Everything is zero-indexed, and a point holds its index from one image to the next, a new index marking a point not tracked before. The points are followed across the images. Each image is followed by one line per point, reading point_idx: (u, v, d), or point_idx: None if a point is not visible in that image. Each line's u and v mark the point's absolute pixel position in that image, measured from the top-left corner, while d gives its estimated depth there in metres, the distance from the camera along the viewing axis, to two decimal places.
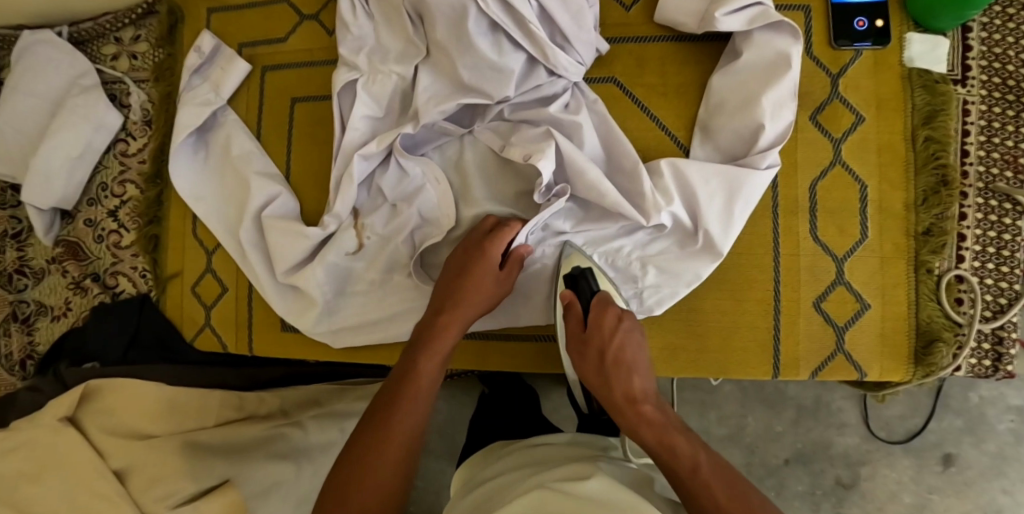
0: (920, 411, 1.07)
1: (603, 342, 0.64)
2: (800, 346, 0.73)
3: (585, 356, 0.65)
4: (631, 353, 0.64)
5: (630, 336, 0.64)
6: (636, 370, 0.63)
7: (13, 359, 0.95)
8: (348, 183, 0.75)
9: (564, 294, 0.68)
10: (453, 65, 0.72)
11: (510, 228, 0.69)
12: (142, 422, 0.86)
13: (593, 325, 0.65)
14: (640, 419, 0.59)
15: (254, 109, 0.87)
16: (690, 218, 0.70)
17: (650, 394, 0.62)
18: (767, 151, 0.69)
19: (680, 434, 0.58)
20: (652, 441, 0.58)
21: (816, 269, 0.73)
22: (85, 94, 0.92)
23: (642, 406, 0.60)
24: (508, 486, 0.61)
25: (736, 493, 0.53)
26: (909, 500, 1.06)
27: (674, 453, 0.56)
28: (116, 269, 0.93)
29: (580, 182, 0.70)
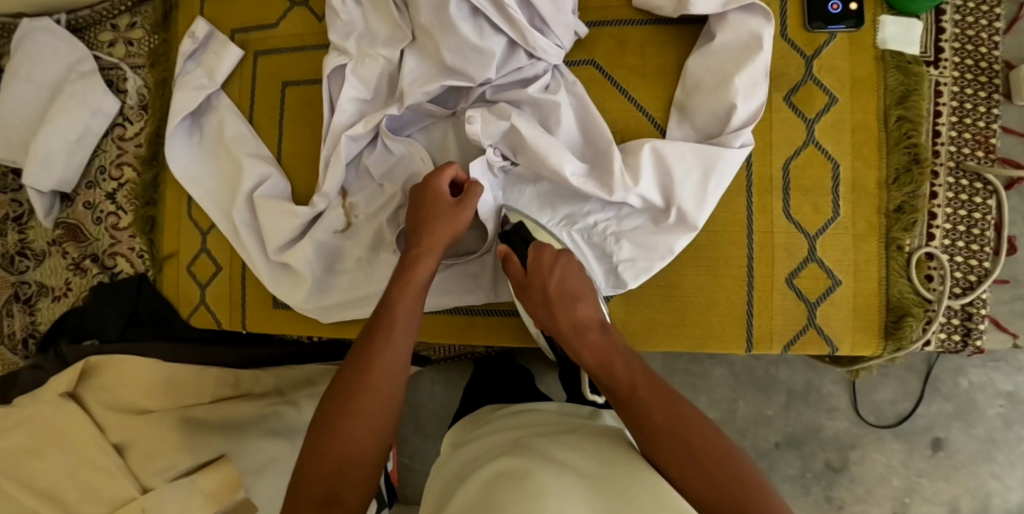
0: (910, 395, 1.08)
1: (543, 279, 0.69)
2: (773, 321, 0.75)
3: (530, 293, 0.70)
4: (572, 282, 0.69)
5: (568, 269, 0.70)
6: (579, 298, 0.68)
7: (15, 338, 0.98)
8: (335, 162, 0.78)
9: (499, 250, 0.72)
10: (437, 49, 0.74)
11: (447, 168, 0.70)
12: (139, 398, 0.90)
13: (534, 262, 0.70)
14: (584, 346, 0.65)
15: (247, 94, 0.90)
16: (661, 197, 0.73)
17: (597, 323, 0.67)
18: (740, 130, 0.71)
19: (619, 355, 0.63)
20: (592, 364, 0.64)
21: (789, 246, 0.75)
22: (82, 80, 0.95)
23: (587, 334, 0.65)
24: (494, 451, 0.65)
25: (664, 403, 0.58)
26: (898, 484, 1.08)
27: (611, 374, 0.62)
28: (114, 249, 0.95)
29: (543, 168, 0.72)
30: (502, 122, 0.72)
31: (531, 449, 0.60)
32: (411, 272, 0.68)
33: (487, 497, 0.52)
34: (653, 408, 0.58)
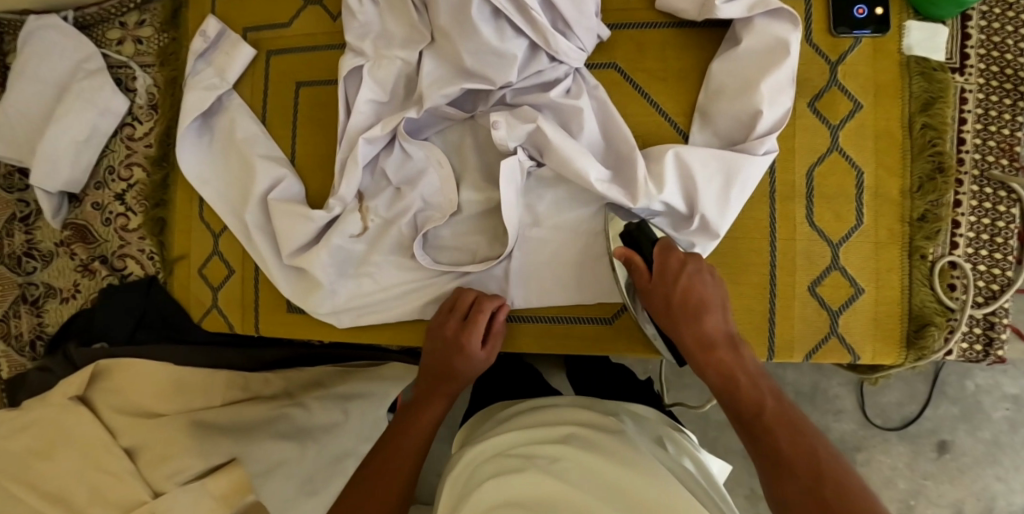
0: (916, 398, 1.08)
1: (667, 287, 0.67)
2: (794, 329, 0.74)
3: (650, 300, 0.68)
4: (700, 293, 0.66)
5: (697, 279, 0.67)
6: (707, 310, 0.66)
7: (22, 339, 0.96)
8: (352, 166, 0.77)
9: (619, 251, 0.70)
10: (455, 51, 0.73)
11: (484, 313, 0.73)
12: (150, 402, 0.89)
13: (659, 268, 0.68)
14: (709, 363, 0.64)
15: (259, 93, 0.88)
16: (685, 204, 0.72)
17: (725, 338, 0.65)
18: (764, 137, 0.70)
19: (747, 374, 0.63)
20: (717, 382, 0.63)
21: (811, 254, 0.74)
22: (90, 78, 0.93)
23: (715, 351, 0.64)
24: (518, 450, 0.65)
25: (797, 435, 0.57)
26: (903, 486, 1.08)
27: (739, 398, 0.61)
28: (124, 251, 0.94)
29: (568, 171, 0.71)
30: (527, 125, 0.71)
31: (559, 470, 0.60)
32: (429, 402, 0.74)
33: None
34: (782, 437, 0.57)
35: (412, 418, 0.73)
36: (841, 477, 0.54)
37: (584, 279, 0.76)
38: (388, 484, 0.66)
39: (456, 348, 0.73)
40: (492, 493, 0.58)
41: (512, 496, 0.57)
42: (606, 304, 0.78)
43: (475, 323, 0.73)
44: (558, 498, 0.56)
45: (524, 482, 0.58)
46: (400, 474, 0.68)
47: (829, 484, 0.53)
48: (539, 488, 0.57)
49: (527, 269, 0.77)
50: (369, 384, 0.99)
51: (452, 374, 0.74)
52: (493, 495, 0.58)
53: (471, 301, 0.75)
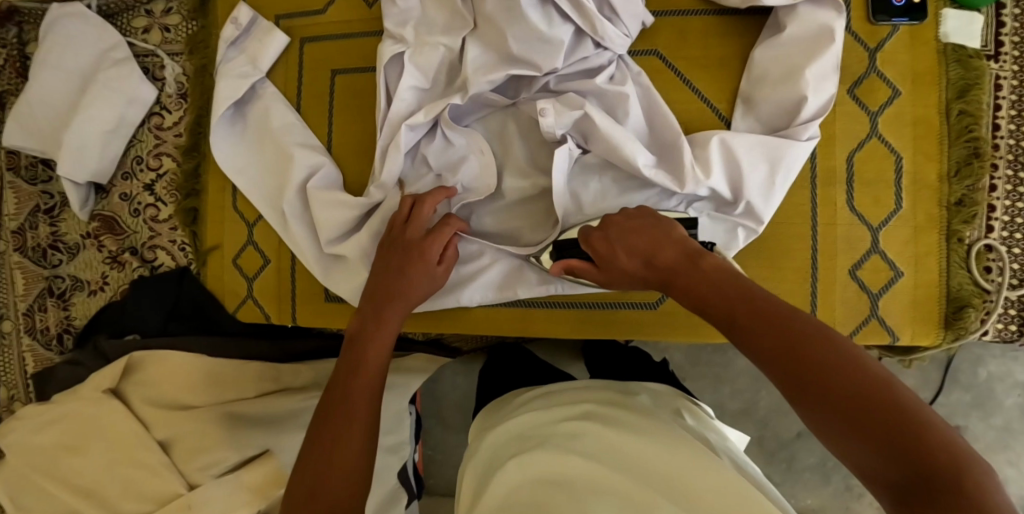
0: (930, 386, 1.12)
1: (616, 258, 0.64)
2: (835, 312, 0.76)
3: (616, 280, 0.65)
4: (646, 239, 0.63)
5: (638, 227, 0.64)
6: (657, 250, 0.61)
7: (49, 333, 0.96)
8: (394, 152, 0.77)
9: (556, 266, 0.68)
10: (502, 37, 0.73)
11: (449, 225, 0.73)
12: (184, 394, 0.88)
13: (595, 257, 0.65)
14: (677, 292, 0.58)
15: (293, 82, 0.87)
16: (729, 189, 0.73)
17: (681, 259, 0.60)
18: (808, 123, 0.71)
19: (710, 282, 0.56)
20: (690, 304, 0.57)
21: (852, 238, 0.75)
22: (117, 67, 0.92)
23: (677, 282, 0.58)
24: (539, 432, 0.66)
25: (772, 324, 0.50)
26: None
27: (710, 310, 0.55)
28: (154, 242, 0.92)
29: (616, 157, 0.72)
30: (575, 112, 0.71)
31: (578, 448, 0.61)
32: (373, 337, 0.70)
33: (535, 497, 0.55)
34: (758, 336, 0.50)
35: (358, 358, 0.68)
36: (835, 354, 0.46)
37: None
38: (346, 426, 0.63)
39: (411, 256, 0.72)
40: (510, 475, 0.60)
41: (530, 475, 0.59)
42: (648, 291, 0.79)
43: (420, 214, 0.73)
44: (584, 475, 0.57)
45: (543, 460, 0.60)
46: (355, 428, 0.63)
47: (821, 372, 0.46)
48: (561, 465, 0.58)
49: None
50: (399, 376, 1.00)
51: (399, 295, 0.72)
52: (513, 476, 0.60)
53: (408, 204, 0.74)
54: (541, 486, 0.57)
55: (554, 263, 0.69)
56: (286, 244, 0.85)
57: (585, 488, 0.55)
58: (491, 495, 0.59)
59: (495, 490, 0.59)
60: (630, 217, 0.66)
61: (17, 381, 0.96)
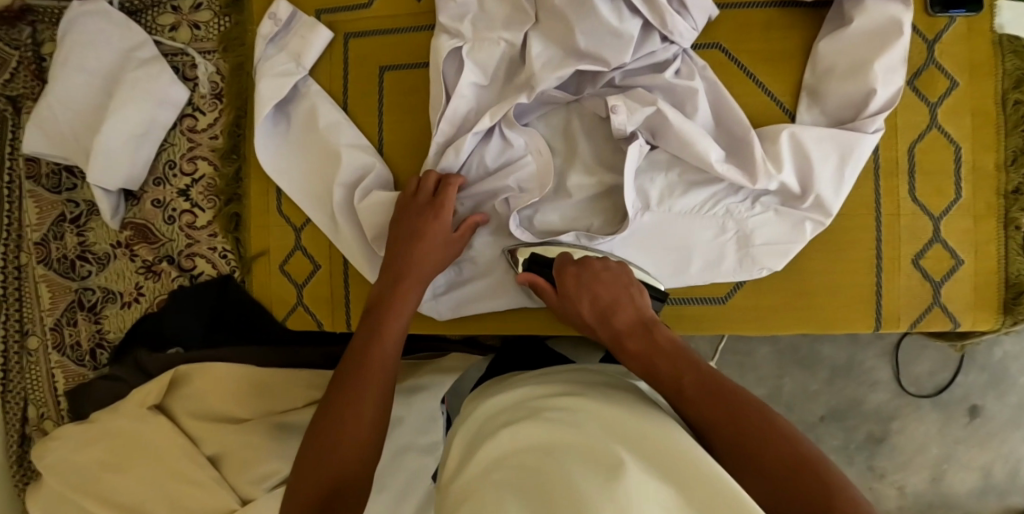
0: (949, 366, 1.19)
1: (575, 304, 0.68)
2: (901, 301, 0.77)
3: (571, 318, 0.70)
4: (603, 295, 0.67)
5: (598, 281, 0.68)
6: (615, 309, 0.65)
7: (81, 348, 0.92)
8: (452, 153, 0.75)
9: (523, 277, 0.72)
10: (569, 32, 0.71)
11: (454, 186, 0.73)
12: (231, 407, 0.84)
13: (562, 289, 0.70)
14: (626, 356, 0.61)
15: (339, 79, 0.83)
16: (799, 183, 0.73)
17: (635, 325, 0.63)
18: (876, 116, 0.71)
19: (659, 349, 0.60)
20: (637, 369, 0.61)
21: (914, 228, 0.76)
22: (146, 66, 0.87)
23: (626, 344, 0.62)
24: (533, 406, 0.61)
25: (716, 401, 0.53)
26: (936, 451, 1.19)
27: (655, 375, 0.58)
28: (192, 250, 0.88)
29: (687, 153, 0.71)
30: (648, 108, 0.71)
31: (565, 419, 0.54)
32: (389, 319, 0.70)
33: (523, 462, 0.49)
34: (702, 410, 0.53)
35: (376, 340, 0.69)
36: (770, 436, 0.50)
37: (698, 257, 0.76)
38: (359, 402, 0.64)
39: (428, 223, 0.73)
40: (499, 444, 0.54)
41: (520, 445, 0.52)
42: (718, 284, 0.78)
43: (449, 195, 0.74)
44: (569, 442, 0.50)
45: (537, 430, 0.54)
46: (368, 397, 0.65)
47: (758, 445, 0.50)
48: (547, 436, 0.52)
49: (636, 251, 0.77)
50: (443, 377, 0.99)
51: (412, 268, 0.73)
52: (502, 446, 0.53)
53: (434, 179, 0.75)
54: (530, 452, 0.50)
55: (522, 272, 0.73)
56: (337, 249, 0.82)
57: (562, 451, 0.49)
58: (474, 465, 0.52)
59: (482, 456, 0.53)
60: (605, 269, 0.70)
61: (47, 399, 0.92)
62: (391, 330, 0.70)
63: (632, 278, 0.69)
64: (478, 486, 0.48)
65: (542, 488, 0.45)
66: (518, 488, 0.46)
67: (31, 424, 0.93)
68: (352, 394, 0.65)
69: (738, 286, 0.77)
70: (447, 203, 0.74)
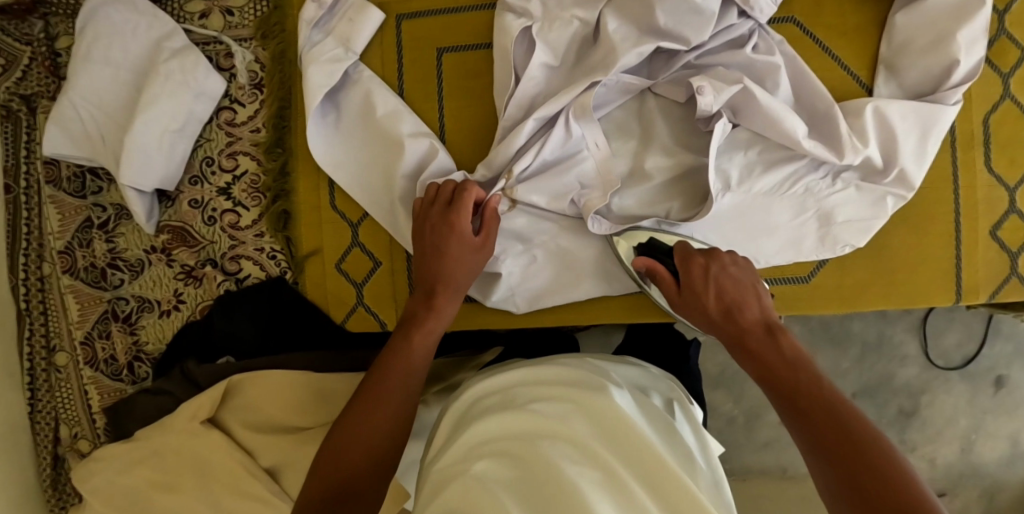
0: (974, 337, 1.19)
1: (698, 296, 0.65)
2: (980, 273, 0.76)
3: (689, 310, 0.67)
4: (729, 290, 0.65)
5: (726, 278, 0.65)
6: (742, 307, 0.64)
7: (119, 362, 0.87)
8: (518, 137, 0.71)
9: (642, 262, 0.69)
10: (648, 9, 0.68)
11: (470, 194, 0.69)
12: (291, 417, 0.80)
13: (684, 278, 0.67)
14: (747, 355, 0.61)
15: (393, 65, 0.78)
16: (882, 158, 0.72)
17: (759, 326, 0.62)
18: (957, 87, 0.70)
19: (784, 361, 0.58)
20: (754, 371, 0.60)
21: (991, 199, 0.76)
22: (178, 56, 0.81)
23: (749, 342, 0.61)
24: (519, 389, 0.61)
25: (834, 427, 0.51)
26: (965, 422, 1.19)
27: (779, 382, 0.57)
28: (237, 252, 0.84)
29: (773, 131, 0.69)
30: (734, 86, 0.68)
31: (552, 409, 0.55)
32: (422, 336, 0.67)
33: (497, 448, 0.52)
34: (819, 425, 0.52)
35: (403, 352, 0.66)
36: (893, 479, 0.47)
37: (778, 238, 0.74)
38: (375, 410, 0.61)
39: (448, 232, 0.69)
40: (486, 429, 0.54)
41: (509, 432, 0.53)
42: (802, 263, 0.76)
43: (467, 198, 0.69)
44: (553, 432, 0.52)
45: (515, 420, 0.54)
46: (386, 411, 0.61)
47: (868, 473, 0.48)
48: (525, 421, 0.54)
49: (721, 234, 0.74)
50: None
51: (441, 286, 0.69)
52: (488, 431, 0.54)
53: (451, 187, 0.70)
54: (515, 442, 0.52)
55: (640, 255, 0.70)
56: (397, 244, 0.78)
57: (542, 437, 0.51)
58: (454, 451, 0.53)
59: (466, 442, 0.54)
60: (735, 266, 0.67)
61: (81, 417, 0.88)
62: (419, 343, 0.66)
63: (758, 278, 0.67)
64: (459, 474, 0.49)
65: (537, 490, 0.46)
66: (510, 486, 0.47)
67: (63, 444, 0.89)
68: (374, 401, 0.62)
69: (822, 264, 0.76)
70: (463, 212, 0.69)
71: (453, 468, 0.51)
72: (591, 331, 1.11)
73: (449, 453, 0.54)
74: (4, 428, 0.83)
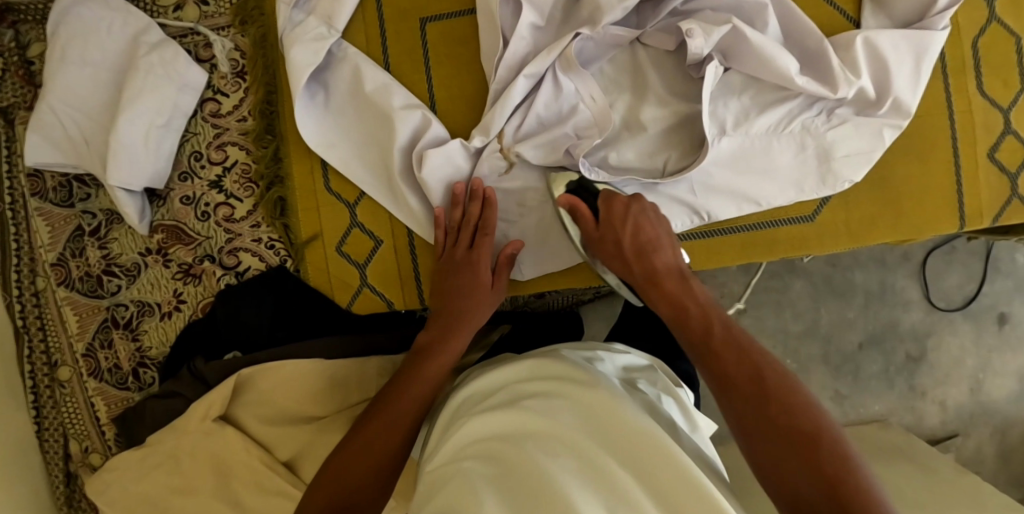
0: (974, 277, 1.19)
1: (615, 233, 0.69)
2: (982, 198, 0.77)
3: (603, 250, 0.70)
4: (646, 231, 0.68)
5: (643, 217, 0.69)
6: (655, 249, 0.68)
7: (123, 370, 0.85)
8: (509, 98, 0.70)
9: (565, 200, 0.71)
10: None
11: (491, 212, 0.72)
12: (307, 406, 0.79)
13: (605, 215, 0.69)
14: (660, 295, 0.66)
15: (377, 40, 0.77)
16: (874, 88, 0.71)
17: (673, 272, 0.68)
18: (945, 11, 0.71)
19: (697, 302, 0.65)
20: (668, 313, 0.65)
21: (987, 122, 0.76)
22: (156, 50, 0.79)
23: (662, 282, 0.67)
24: (509, 389, 0.61)
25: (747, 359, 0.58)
26: (972, 362, 1.20)
27: (687, 321, 0.63)
28: (234, 245, 0.82)
29: (767, 70, 0.69)
30: (724, 27, 0.67)
31: (548, 408, 0.54)
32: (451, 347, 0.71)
33: (485, 449, 0.52)
34: (727, 359, 0.58)
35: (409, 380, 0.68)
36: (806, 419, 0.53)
37: (780, 180, 0.73)
38: (376, 443, 0.63)
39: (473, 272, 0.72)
40: (478, 429, 0.55)
41: (496, 431, 0.54)
42: (804, 204, 0.76)
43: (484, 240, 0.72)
44: (540, 429, 0.52)
45: (505, 420, 0.55)
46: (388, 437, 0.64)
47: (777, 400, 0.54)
48: (513, 421, 0.54)
49: (725, 180, 0.73)
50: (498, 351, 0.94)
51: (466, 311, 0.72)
52: (477, 433, 0.55)
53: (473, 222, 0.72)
54: (500, 444, 0.51)
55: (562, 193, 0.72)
56: (398, 219, 0.77)
57: (530, 435, 0.51)
58: (443, 459, 0.54)
59: (456, 447, 0.55)
60: (646, 211, 0.69)
61: (89, 431, 0.86)
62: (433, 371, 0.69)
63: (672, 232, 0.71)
64: (448, 477, 0.50)
65: (514, 482, 0.45)
66: (491, 481, 0.46)
67: (76, 460, 0.87)
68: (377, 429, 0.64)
69: (826, 202, 0.76)
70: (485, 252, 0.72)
71: (443, 472, 0.51)
72: (596, 304, 1.09)
73: (440, 459, 0.54)
74: (14, 447, 0.81)
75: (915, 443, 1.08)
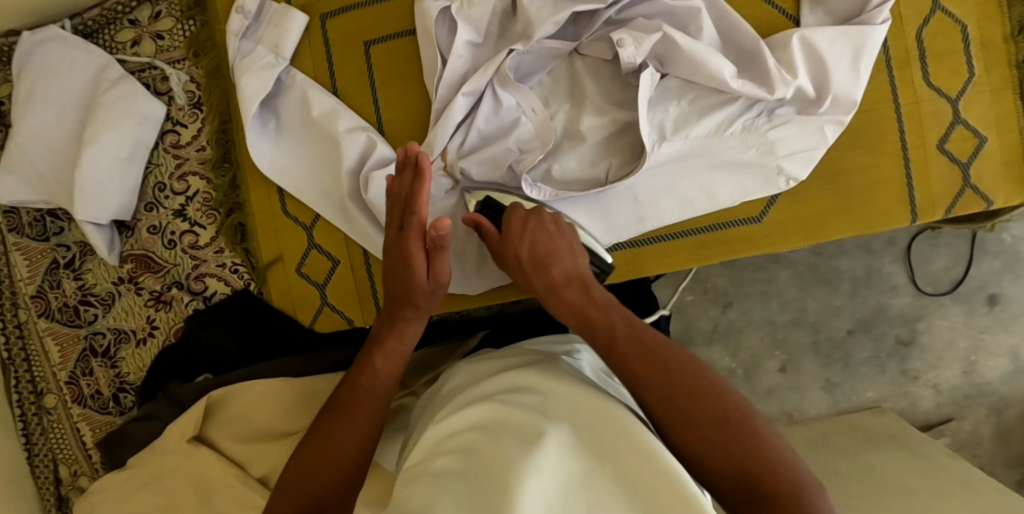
0: (961, 259, 1.17)
1: (516, 250, 0.67)
2: (932, 188, 0.76)
3: (507, 266, 0.68)
4: (544, 245, 0.66)
5: (539, 230, 0.67)
6: (553, 257, 0.65)
7: (104, 395, 0.88)
8: (449, 116, 0.71)
9: (468, 219, 0.69)
10: None
11: (423, 184, 0.66)
12: (280, 422, 0.80)
13: (505, 232, 0.68)
14: (562, 303, 0.63)
15: (324, 64, 0.78)
16: (813, 86, 0.71)
17: (570, 276, 0.65)
18: (882, 6, 0.70)
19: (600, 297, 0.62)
20: (572, 319, 0.62)
21: (935, 113, 0.75)
22: (115, 87, 0.82)
23: (564, 293, 0.64)
24: (493, 379, 0.60)
25: (649, 357, 0.56)
26: (963, 344, 1.18)
27: (590, 326, 0.60)
28: (201, 271, 0.86)
29: (701, 74, 0.69)
30: (654, 36, 0.68)
31: (526, 402, 0.53)
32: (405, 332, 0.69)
33: (469, 442, 0.51)
34: (629, 356, 0.56)
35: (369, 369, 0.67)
36: (715, 407, 0.53)
37: (725, 183, 0.73)
38: (345, 433, 0.63)
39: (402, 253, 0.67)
40: (453, 423, 0.55)
41: (474, 423, 0.53)
42: (756, 203, 0.77)
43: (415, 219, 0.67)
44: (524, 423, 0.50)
45: (487, 410, 0.54)
46: (354, 432, 0.63)
47: (686, 395, 0.54)
48: (496, 413, 0.53)
49: (669, 184, 0.73)
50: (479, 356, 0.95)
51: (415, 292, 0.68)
52: (456, 424, 0.55)
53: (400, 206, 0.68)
54: (481, 436, 0.51)
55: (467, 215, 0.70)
56: (354, 240, 0.78)
57: (510, 429, 0.50)
58: (421, 451, 0.54)
59: (431, 440, 0.55)
60: (540, 218, 0.68)
61: (76, 455, 0.89)
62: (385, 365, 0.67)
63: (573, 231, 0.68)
64: (423, 473, 0.50)
65: (489, 478, 0.45)
66: (466, 481, 0.46)
67: (66, 484, 0.90)
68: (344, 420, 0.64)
69: (773, 201, 0.76)
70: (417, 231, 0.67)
71: (418, 466, 0.51)
72: None
73: (419, 451, 0.54)
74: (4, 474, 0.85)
75: (906, 430, 1.07)
